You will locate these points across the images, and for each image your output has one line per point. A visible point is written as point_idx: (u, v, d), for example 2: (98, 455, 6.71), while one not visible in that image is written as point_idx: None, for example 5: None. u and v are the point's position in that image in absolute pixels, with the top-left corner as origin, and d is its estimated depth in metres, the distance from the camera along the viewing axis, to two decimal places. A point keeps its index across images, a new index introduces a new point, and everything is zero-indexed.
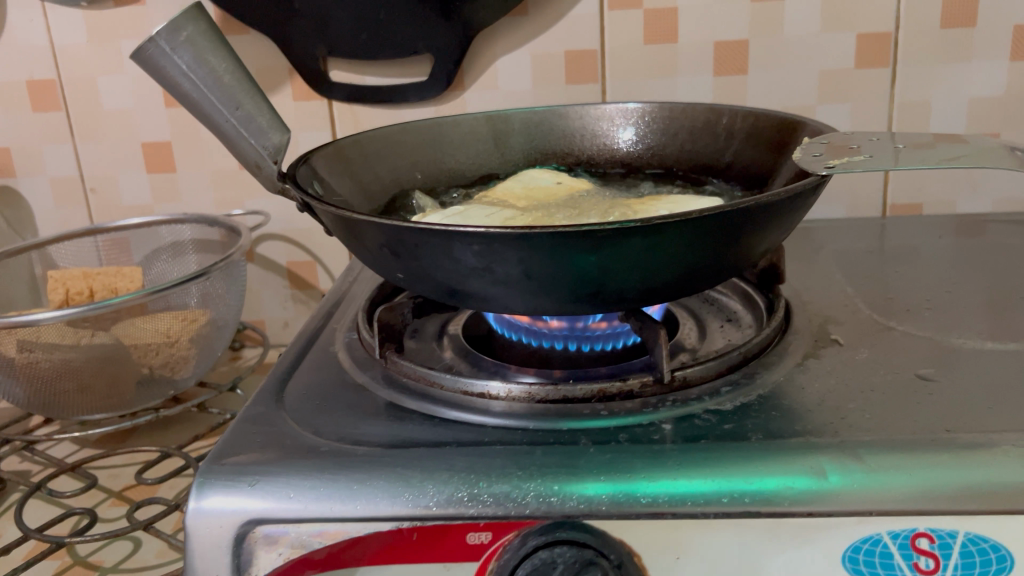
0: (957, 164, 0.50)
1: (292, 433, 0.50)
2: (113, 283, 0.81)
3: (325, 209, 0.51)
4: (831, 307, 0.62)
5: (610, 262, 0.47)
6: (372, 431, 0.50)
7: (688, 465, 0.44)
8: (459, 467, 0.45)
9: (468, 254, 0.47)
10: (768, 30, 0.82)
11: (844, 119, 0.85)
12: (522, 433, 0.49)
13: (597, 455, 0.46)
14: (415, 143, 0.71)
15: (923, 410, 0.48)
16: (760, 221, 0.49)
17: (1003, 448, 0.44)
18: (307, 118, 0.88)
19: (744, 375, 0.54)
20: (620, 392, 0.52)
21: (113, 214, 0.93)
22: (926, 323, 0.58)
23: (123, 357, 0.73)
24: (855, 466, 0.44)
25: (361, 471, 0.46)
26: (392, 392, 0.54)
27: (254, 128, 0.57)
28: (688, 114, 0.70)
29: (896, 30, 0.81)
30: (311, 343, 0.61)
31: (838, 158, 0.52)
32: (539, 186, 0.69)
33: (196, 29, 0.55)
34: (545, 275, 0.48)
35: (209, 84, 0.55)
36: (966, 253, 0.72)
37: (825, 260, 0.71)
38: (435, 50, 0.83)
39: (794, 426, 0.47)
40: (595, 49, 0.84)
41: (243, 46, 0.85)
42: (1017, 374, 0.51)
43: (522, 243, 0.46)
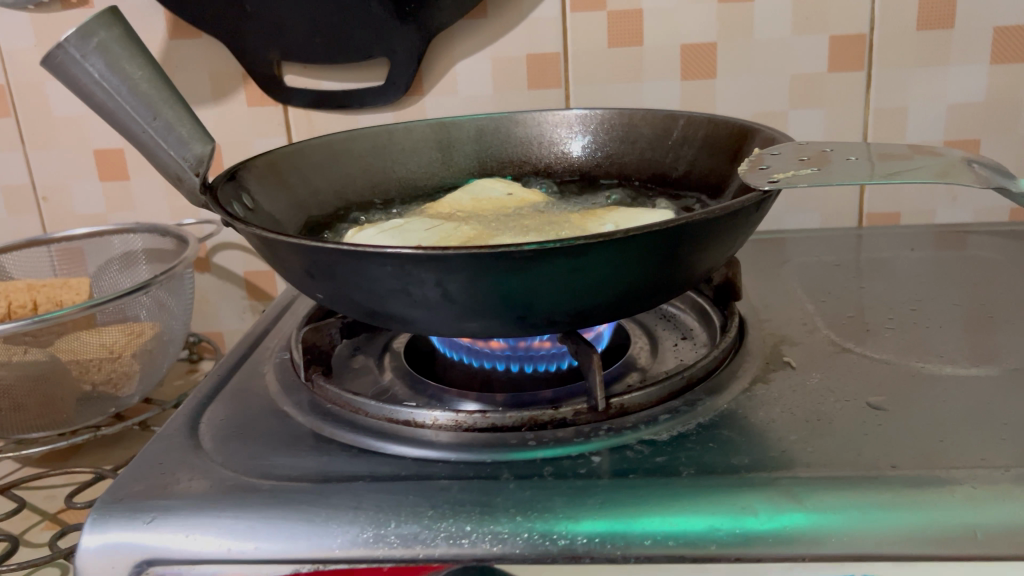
0: (910, 178, 0.47)
1: (200, 465, 0.47)
2: (58, 296, 0.79)
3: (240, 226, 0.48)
4: (788, 326, 0.59)
5: (532, 284, 0.44)
6: (284, 462, 0.47)
7: (610, 504, 0.41)
8: (367, 504, 0.42)
9: (382, 275, 0.44)
10: (738, 32, 0.78)
11: (817, 124, 0.82)
12: (442, 466, 0.46)
13: (516, 492, 0.43)
14: (363, 151, 0.68)
15: (870, 442, 0.45)
16: (698, 238, 0.46)
17: (952, 488, 0.40)
18: (262, 124, 0.85)
19: (686, 401, 0.50)
20: (552, 420, 0.49)
21: (66, 223, 0.90)
22: (885, 344, 0.55)
23: (59, 374, 0.70)
24: (789, 506, 0.40)
25: (263, 507, 0.43)
26: (314, 418, 0.51)
27: (173, 138, 0.54)
28: (648, 121, 0.67)
29: (871, 33, 0.77)
30: (240, 363, 0.58)
31: (783, 171, 0.49)
32: (488, 198, 0.66)
33: (109, 35, 0.52)
34: (465, 298, 0.45)
35: (124, 92, 0.52)
36: (939, 266, 0.69)
37: (790, 275, 0.68)
38: (391, 55, 0.80)
39: (730, 459, 0.44)
40: (558, 53, 0.80)
41: (194, 50, 0.82)
42: (975, 402, 0.47)
43: (435, 264, 0.43)
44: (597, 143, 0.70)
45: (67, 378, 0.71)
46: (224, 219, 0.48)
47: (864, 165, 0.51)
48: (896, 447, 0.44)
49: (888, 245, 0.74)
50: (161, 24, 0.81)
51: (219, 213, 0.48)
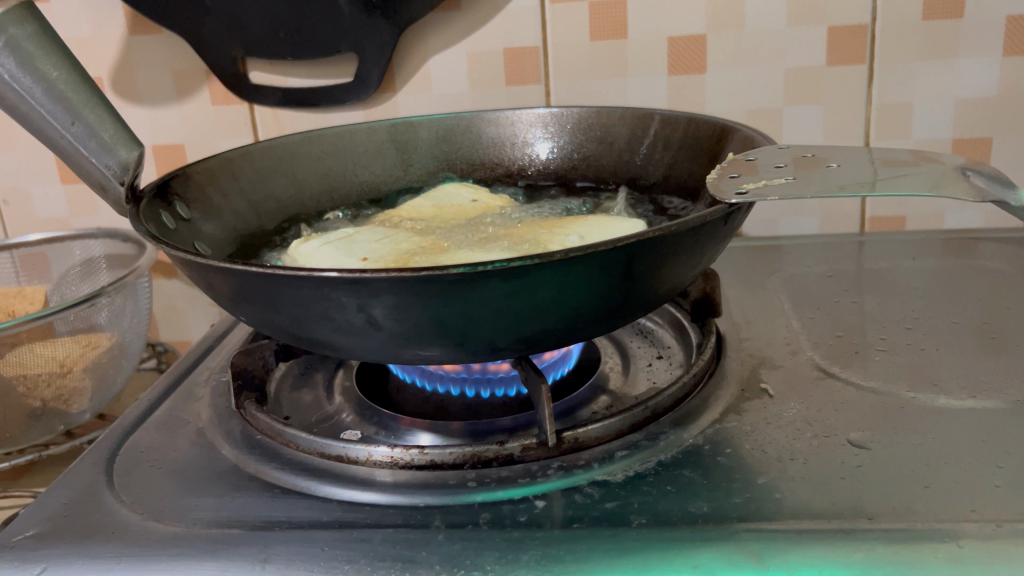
0: (895, 190, 0.42)
1: (108, 506, 0.43)
2: (11, 306, 0.75)
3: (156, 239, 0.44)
4: (770, 347, 0.54)
5: (466, 310, 0.39)
6: (199, 504, 0.43)
7: (547, 560, 0.37)
8: (278, 557, 0.38)
9: (301, 299, 0.40)
10: (728, 24, 0.73)
11: (815, 122, 0.76)
12: (370, 511, 0.41)
13: (445, 544, 0.38)
14: (320, 153, 0.63)
15: (847, 488, 0.40)
16: (655, 257, 0.41)
17: (933, 546, 0.35)
18: (228, 124, 0.81)
19: (648, 436, 0.45)
20: (498, 457, 0.44)
21: (28, 228, 0.86)
22: (874, 370, 0.50)
23: (3, 390, 0.66)
24: (748, 565, 0.36)
25: (163, 558, 0.38)
26: (241, 452, 0.47)
27: (94, 145, 0.49)
28: (626, 120, 0.62)
29: (873, 23, 0.72)
30: (175, 386, 0.54)
31: (754, 180, 0.44)
32: (451, 204, 0.62)
33: (22, 32, 0.48)
34: (394, 325, 0.40)
35: (38, 94, 0.48)
36: (942, 277, 0.63)
37: (778, 287, 0.63)
38: (359, 50, 0.75)
39: (688, 506, 0.39)
40: (537, 46, 0.75)
41: (154, 47, 0.78)
42: (969, 439, 0.42)
43: (355, 288, 0.38)
44: (573, 144, 0.65)
45: (10, 395, 0.67)
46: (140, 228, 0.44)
47: (848, 173, 0.46)
48: (875, 494, 0.39)
49: (889, 254, 0.68)
50: (118, 19, 0.77)
51: (135, 227, 0.44)
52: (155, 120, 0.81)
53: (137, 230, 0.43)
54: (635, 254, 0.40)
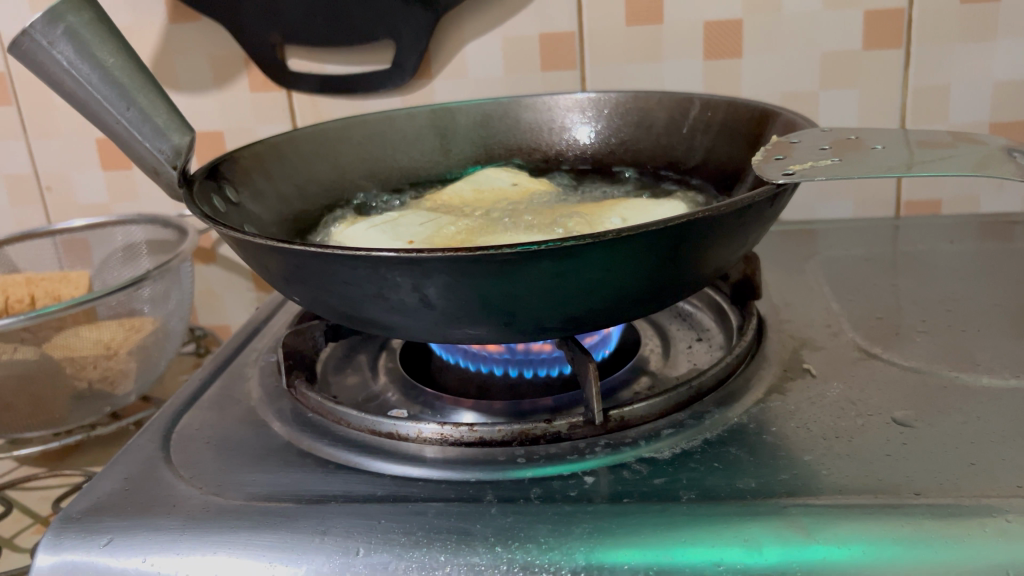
0: (945, 170, 0.42)
1: (167, 481, 0.44)
2: (56, 290, 0.77)
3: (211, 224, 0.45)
4: (811, 329, 0.54)
5: (517, 290, 0.40)
6: (257, 479, 0.44)
7: (599, 533, 0.37)
8: (336, 529, 0.39)
9: (356, 279, 0.41)
10: (764, 9, 0.73)
11: (852, 106, 0.76)
12: (423, 486, 0.42)
13: (498, 517, 0.39)
14: (360, 139, 0.64)
15: (891, 465, 0.40)
16: (703, 239, 0.41)
17: (981, 522, 0.36)
18: (266, 111, 0.82)
19: (693, 415, 0.46)
20: (545, 435, 0.45)
21: (70, 214, 0.88)
22: (916, 351, 0.50)
23: (52, 372, 0.68)
24: (799, 538, 0.36)
25: (225, 530, 0.40)
26: (292, 429, 0.48)
27: (148, 130, 0.51)
28: (666, 105, 0.62)
29: (910, 6, 0.72)
30: (224, 366, 0.56)
31: (801, 162, 0.45)
32: (491, 188, 0.62)
33: (79, 20, 0.49)
34: (446, 304, 0.41)
35: (95, 81, 0.49)
36: (981, 260, 0.63)
37: (817, 271, 0.63)
38: (397, 36, 0.76)
39: (735, 482, 0.40)
40: (573, 33, 0.76)
41: (194, 35, 0.79)
42: (1013, 418, 0.43)
43: (409, 268, 0.39)
44: (611, 129, 0.66)
45: (58, 376, 0.68)
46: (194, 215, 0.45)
47: (893, 154, 0.46)
48: (921, 471, 0.39)
49: (926, 237, 0.68)
50: (159, 7, 0.78)
51: (190, 210, 0.45)
52: (195, 107, 0.82)
53: (193, 212, 0.44)
54: (684, 235, 0.40)
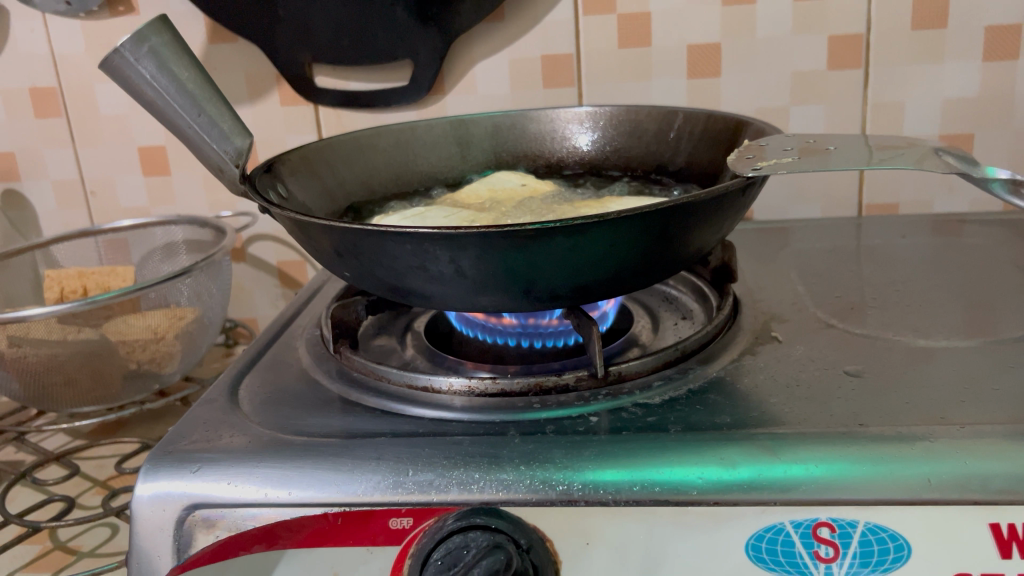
0: (886, 166, 0.52)
1: (240, 423, 0.52)
2: (106, 282, 0.85)
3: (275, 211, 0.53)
4: (779, 306, 0.63)
5: (536, 261, 0.49)
6: (316, 422, 0.52)
7: (604, 456, 0.46)
8: (388, 455, 0.48)
9: (403, 254, 0.50)
10: (740, 34, 0.83)
11: (818, 120, 0.86)
12: (456, 425, 0.51)
13: (521, 445, 0.48)
14: (387, 146, 0.73)
15: (842, 404, 0.49)
16: (687, 221, 0.51)
17: (912, 442, 0.45)
18: (295, 122, 0.91)
19: (679, 370, 0.55)
20: (556, 386, 0.53)
21: (112, 216, 0.97)
22: (868, 321, 0.59)
23: (109, 352, 0.76)
24: (766, 457, 0.45)
25: (295, 458, 0.48)
26: (341, 384, 0.57)
27: (216, 133, 0.59)
28: (655, 117, 0.72)
29: (868, 32, 0.82)
30: (275, 339, 0.64)
31: (767, 160, 0.54)
32: (503, 187, 0.71)
33: (160, 40, 0.58)
34: (477, 274, 0.50)
35: (172, 92, 0.58)
36: (929, 251, 0.73)
37: (786, 261, 0.73)
38: (415, 56, 0.85)
39: (714, 418, 0.49)
40: (571, 54, 0.85)
41: (230, 53, 0.88)
42: (942, 369, 0.52)
43: (448, 242, 0.48)
44: (606, 138, 0.75)
45: (114, 356, 0.77)
46: (261, 204, 0.53)
47: (843, 154, 0.56)
48: (865, 409, 0.48)
49: (883, 233, 0.78)
50: (200, 29, 0.87)
51: (258, 200, 0.53)
52: None
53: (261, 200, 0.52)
54: (671, 217, 0.49)
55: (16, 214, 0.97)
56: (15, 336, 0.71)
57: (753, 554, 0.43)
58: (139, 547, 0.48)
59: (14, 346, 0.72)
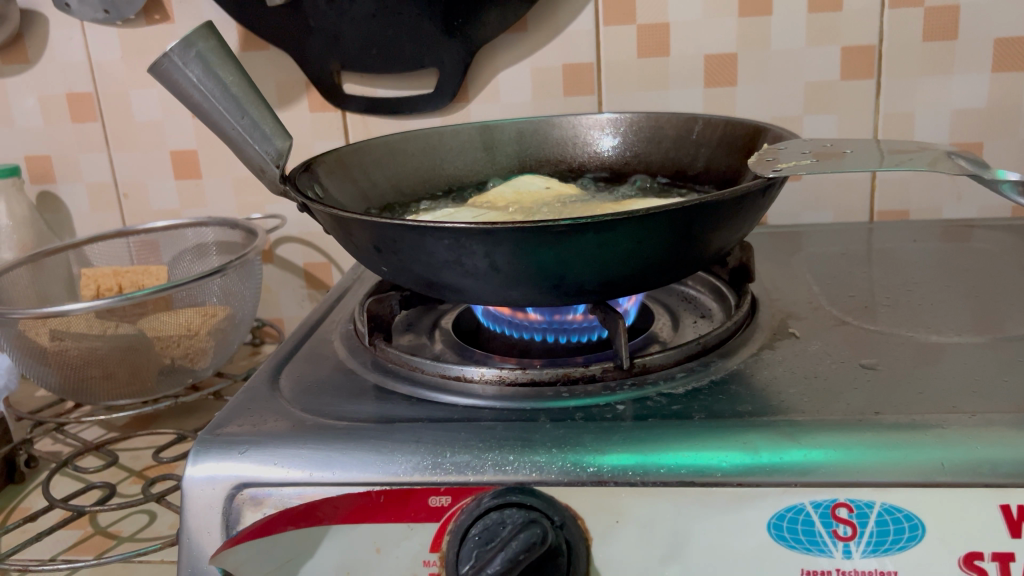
0: (900, 168, 0.54)
1: (283, 409, 0.55)
2: (140, 280, 0.88)
3: (317, 208, 0.56)
4: (795, 305, 0.66)
5: (567, 256, 0.52)
6: (355, 409, 0.55)
7: (632, 441, 0.49)
8: (426, 438, 0.50)
9: (440, 248, 0.52)
10: (756, 45, 0.86)
11: (831, 129, 0.89)
12: (489, 411, 0.53)
13: (552, 430, 0.50)
14: (415, 150, 0.76)
15: (858, 395, 0.51)
16: (710, 219, 0.53)
17: (925, 429, 0.47)
18: (323, 128, 0.94)
19: (701, 363, 0.57)
20: (583, 376, 0.56)
21: (144, 218, 1.00)
22: (881, 319, 0.62)
23: (145, 347, 0.79)
24: (786, 442, 0.47)
25: (337, 441, 0.51)
26: (377, 374, 0.59)
27: (258, 135, 0.62)
28: (674, 123, 0.75)
29: (879, 44, 0.84)
30: (311, 333, 0.67)
31: (786, 162, 0.57)
32: (528, 190, 0.74)
33: (207, 45, 0.61)
34: (510, 268, 0.53)
35: (217, 94, 0.61)
36: (940, 254, 0.75)
37: (801, 262, 0.75)
38: (440, 64, 0.88)
39: (736, 407, 0.51)
40: (592, 63, 0.88)
41: (262, 61, 0.91)
42: (953, 364, 0.54)
43: (484, 238, 0.50)
44: (627, 143, 0.78)
45: (150, 350, 0.79)
46: (303, 201, 0.56)
47: (857, 157, 0.59)
48: (880, 399, 0.51)
49: (894, 237, 0.80)
50: (233, 37, 0.90)
51: (298, 199, 0.56)
52: None
53: (302, 197, 0.55)
54: (695, 216, 0.52)
55: (50, 216, 1.00)
56: (57, 330, 0.75)
57: (774, 532, 0.46)
58: (188, 525, 0.51)
59: (56, 340, 0.75)
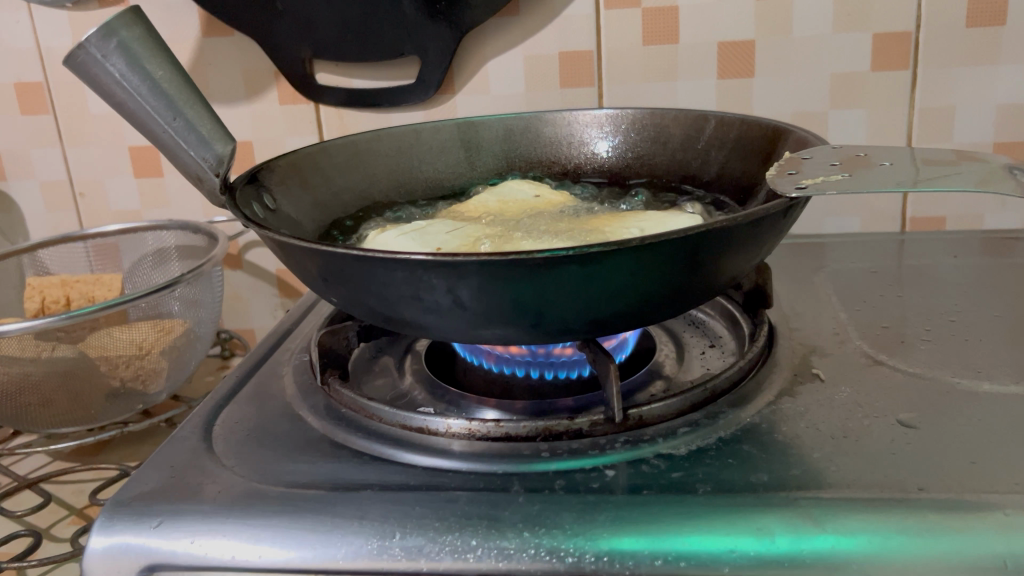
0: (953, 186, 0.45)
1: (210, 469, 0.46)
2: (91, 292, 0.79)
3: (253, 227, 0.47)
4: (819, 336, 0.56)
5: (546, 292, 0.43)
6: (295, 470, 0.46)
7: (621, 521, 0.40)
8: (373, 515, 0.41)
9: (393, 281, 0.43)
10: (775, 31, 0.76)
11: (859, 125, 0.79)
12: (453, 477, 0.44)
13: (525, 505, 0.41)
14: (389, 150, 0.68)
15: (897, 464, 0.42)
16: (718, 247, 0.44)
17: (982, 515, 0.38)
18: (294, 122, 0.85)
19: (707, 415, 0.48)
20: (567, 431, 0.47)
21: (102, 219, 0.91)
22: (921, 357, 0.52)
23: (89, 371, 0.70)
24: (809, 527, 0.38)
25: (267, 514, 0.42)
26: (327, 422, 0.50)
27: (194, 138, 0.54)
28: (680, 121, 0.67)
29: (917, 30, 0.75)
30: (259, 365, 0.58)
31: (812, 178, 0.47)
32: (514, 199, 0.65)
33: (132, 34, 0.52)
34: (478, 305, 0.44)
35: (144, 92, 0.52)
36: (985, 272, 0.65)
37: (824, 280, 0.66)
38: (422, 52, 0.79)
39: (749, 477, 0.42)
40: (592, 50, 0.79)
41: (226, 48, 0.82)
42: (1011, 421, 0.45)
43: (445, 271, 0.42)
44: (628, 144, 0.70)
45: (94, 374, 0.71)
46: (241, 219, 0.47)
47: (898, 171, 0.49)
48: (924, 470, 0.42)
49: (931, 250, 0.71)
50: (193, 22, 0.82)
51: (235, 215, 0.48)
52: (226, 118, 0.86)
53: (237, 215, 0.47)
54: (701, 243, 0.43)
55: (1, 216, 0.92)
56: None
57: None
58: None
59: None
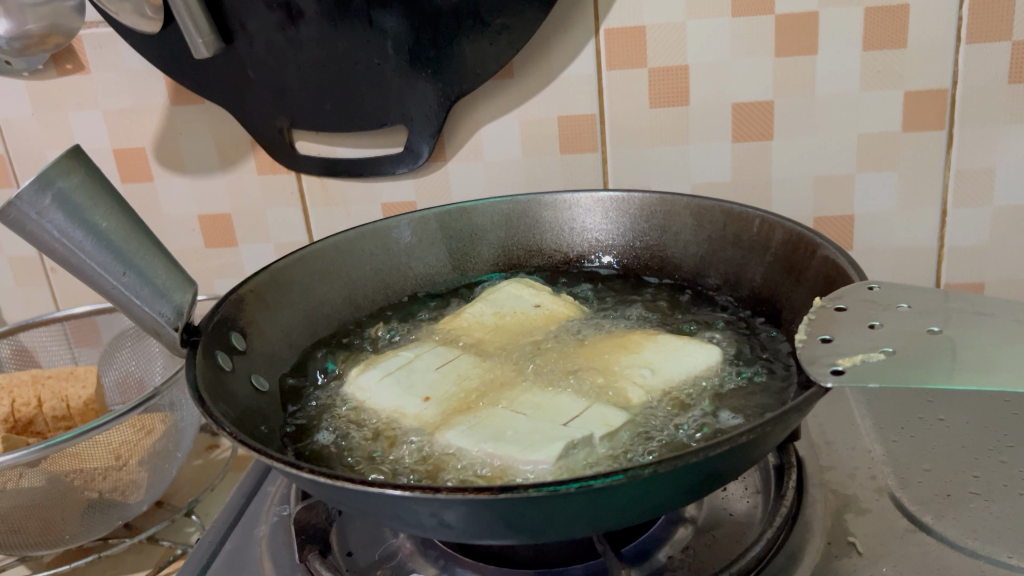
0: (1011, 381, 0.39)
1: None
2: (63, 390, 0.73)
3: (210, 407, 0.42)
4: (853, 484, 0.51)
5: (545, 517, 0.37)
6: None
7: None
8: None
9: (369, 501, 0.37)
10: (796, 90, 0.69)
11: (888, 189, 0.72)
12: None
13: None
14: (375, 248, 0.63)
15: None
16: (747, 450, 0.38)
17: None
18: (274, 193, 0.79)
19: None
20: None
21: (77, 294, 0.86)
22: (971, 522, 0.46)
23: (62, 494, 0.65)
24: None
25: None
26: None
27: (148, 293, 0.48)
28: (692, 211, 0.61)
29: (953, 87, 0.67)
30: (236, 531, 0.54)
31: (850, 355, 0.41)
32: (512, 311, 0.59)
33: (69, 183, 0.46)
34: (467, 526, 0.38)
35: (89, 247, 0.46)
36: None
37: (855, 396, 0.60)
38: (408, 120, 0.72)
39: None
40: (593, 114, 0.72)
41: (197, 116, 0.76)
42: None
43: (427, 500, 0.36)
44: (636, 232, 0.64)
45: (68, 494, 0.65)
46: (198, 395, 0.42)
47: (944, 336, 0.43)
48: None
49: None
50: (161, 90, 0.75)
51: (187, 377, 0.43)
52: (201, 189, 0.79)
53: (190, 395, 0.41)
54: (727, 454, 0.37)
55: None
56: None
57: None
58: None
59: None
